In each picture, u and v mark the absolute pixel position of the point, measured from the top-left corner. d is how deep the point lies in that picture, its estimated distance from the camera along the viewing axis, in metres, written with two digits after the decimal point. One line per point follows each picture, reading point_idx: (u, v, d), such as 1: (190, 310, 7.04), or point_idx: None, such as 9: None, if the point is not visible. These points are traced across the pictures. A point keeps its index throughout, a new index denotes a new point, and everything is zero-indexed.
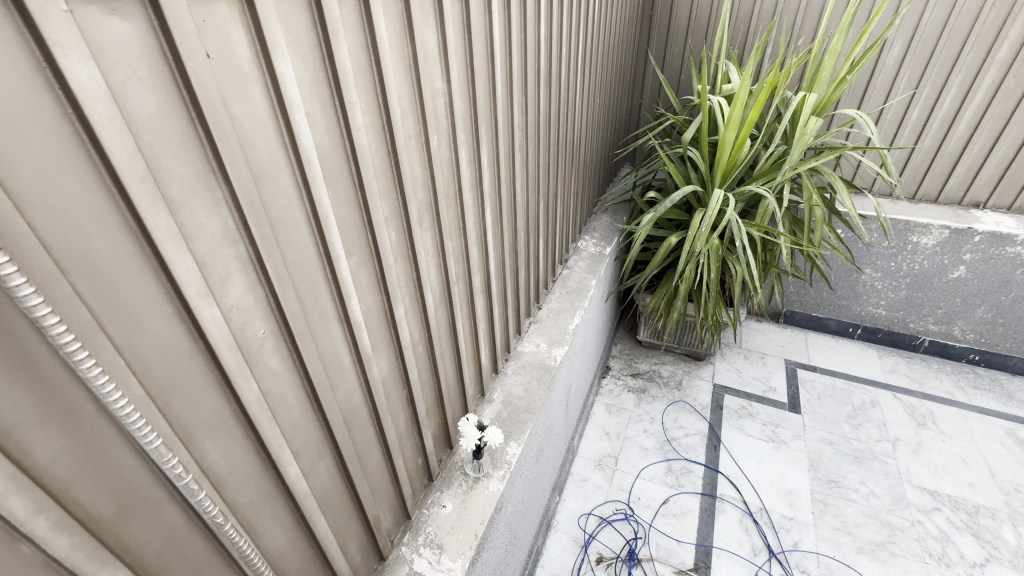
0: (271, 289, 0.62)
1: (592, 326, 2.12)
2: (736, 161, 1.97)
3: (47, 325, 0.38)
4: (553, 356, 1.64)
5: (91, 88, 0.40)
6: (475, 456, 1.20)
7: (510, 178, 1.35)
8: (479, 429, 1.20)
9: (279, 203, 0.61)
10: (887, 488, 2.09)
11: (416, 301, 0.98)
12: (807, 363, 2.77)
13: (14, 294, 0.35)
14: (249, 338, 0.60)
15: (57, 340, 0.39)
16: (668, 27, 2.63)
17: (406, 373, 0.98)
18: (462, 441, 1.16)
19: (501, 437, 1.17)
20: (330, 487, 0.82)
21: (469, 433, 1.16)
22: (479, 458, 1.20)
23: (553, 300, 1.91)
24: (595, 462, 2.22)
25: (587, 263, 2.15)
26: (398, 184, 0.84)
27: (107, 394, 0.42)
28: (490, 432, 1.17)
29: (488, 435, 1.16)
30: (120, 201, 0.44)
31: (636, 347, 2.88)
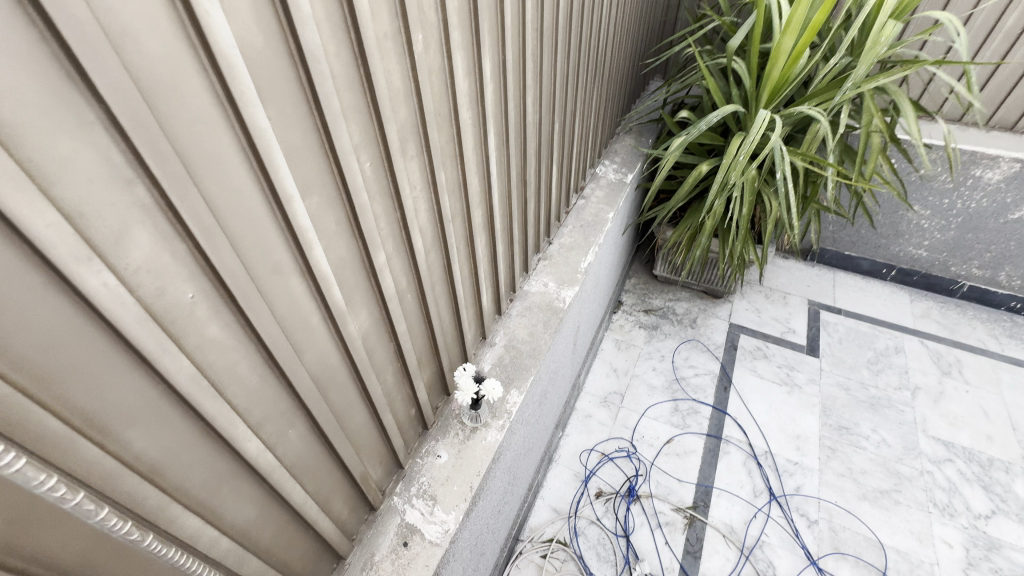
0: (195, 244, 0.48)
1: (606, 262, 1.96)
2: (788, 78, 1.67)
3: None
4: (562, 296, 1.51)
5: None
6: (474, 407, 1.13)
7: (520, 91, 1.13)
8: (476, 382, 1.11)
9: (191, 127, 0.45)
10: (900, 437, 2.04)
11: (402, 244, 0.84)
12: (832, 305, 2.62)
13: None
14: (169, 303, 0.48)
15: None
16: None
17: (392, 326, 0.86)
18: (458, 396, 1.07)
19: (500, 390, 1.09)
20: (305, 451, 0.74)
21: (466, 386, 1.07)
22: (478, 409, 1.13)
23: (565, 235, 1.74)
24: (601, 398, 2.19)
25: (605, 192, 1.94)
26: (371, 100, 0.66)
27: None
28: (488, 384, 1.09)
29: (486, 389, 1.08)
30: None
31: (651, 282, 2.74)
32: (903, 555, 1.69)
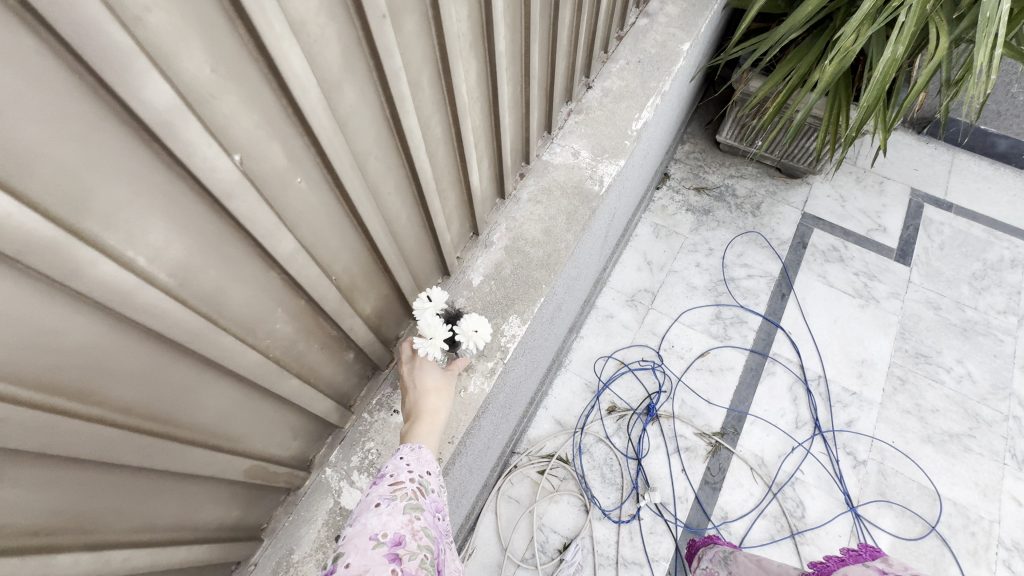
0: None
1: (663, 122, 1.39)
2: None
3: None
4: (598, 174, 1.01)
5: None
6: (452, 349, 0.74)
7: None
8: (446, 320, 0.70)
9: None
10: (989, 372, 1.66)
11: (252, 66, 0.36)
12: (942, 199, 2.03)
13: None
14: None
15: None
16: None
17: (259, 245, 0.43)
18: (422, 349, 0.65)
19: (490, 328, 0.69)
20: (60, 498, 0.37)
21: (433, 329, 0.66)
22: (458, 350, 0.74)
23: (613, 75, 1.15)
24: (627, 296, 1.80)
25: (681, 9, 1.28)
26: None
27: None
28: (468, 319, 0.68)
29: (467, 327, 0.67)
30: None
31: (710, 150, 2.13)
32: (959, 509, 1.45)
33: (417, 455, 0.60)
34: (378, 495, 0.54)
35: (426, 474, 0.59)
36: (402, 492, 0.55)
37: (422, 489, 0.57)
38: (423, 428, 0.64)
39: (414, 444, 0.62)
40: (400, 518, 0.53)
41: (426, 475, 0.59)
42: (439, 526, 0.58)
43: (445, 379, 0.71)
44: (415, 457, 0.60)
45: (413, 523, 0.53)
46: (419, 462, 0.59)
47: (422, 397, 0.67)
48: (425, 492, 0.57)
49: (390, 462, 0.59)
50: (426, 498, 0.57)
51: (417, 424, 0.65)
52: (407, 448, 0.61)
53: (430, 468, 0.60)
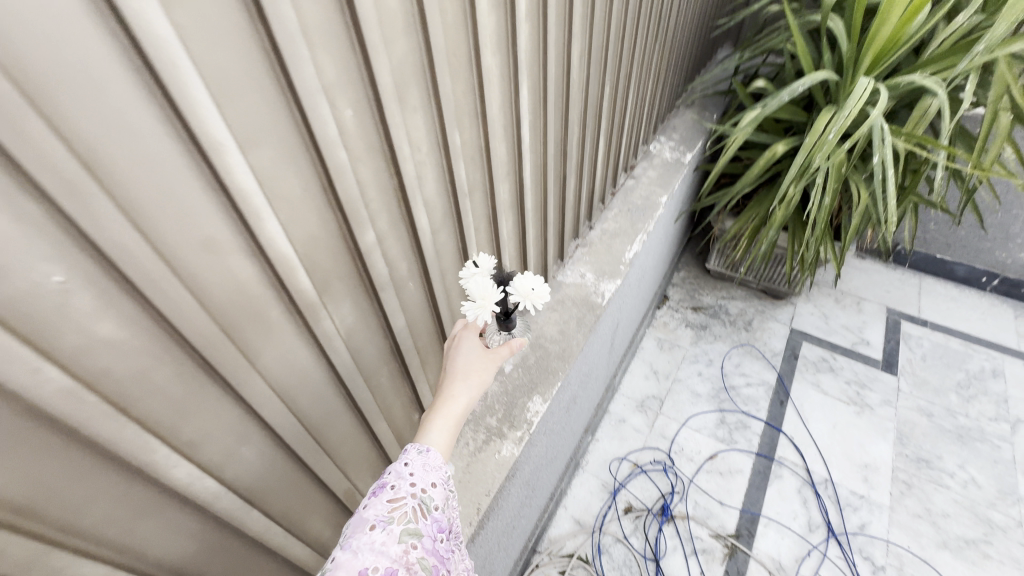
0: (60, 206, 0.33)
1: (653, 253, 1.73)
2: (900, 39, 1.35)
3: None
4: (601, 291, 1.31)
5: None
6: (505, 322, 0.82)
7: (565, 39, 0.93)
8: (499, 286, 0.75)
9: (19, 1, 0.28)
10: (994, 478, 1.73)
11: (405, 221, 0.68)
12: (916, 316, 2.28)
13: None
14: (23, 288, 0.33)
15: None
16: None
17: (388, 320, 0.72)
18: (473, 314, 0.70)
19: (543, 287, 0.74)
20: (261, 469, 0.60)
21: (484, 293, 0.70)
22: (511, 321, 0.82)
23: (609, 220, 1.53)
24: (637, 402, 1.99)
25: (658, 173, 1.71)
26: (353, 29, 0.49)
27: None
28: (519, 282, 0.73)
29: (521, 290, 0.73)
30: None
31: (702, 277, 2.48)
32: None
33: (421, 465, 0.63)
34: (375, 514, 0.57)
35: (427, 487, 0.62)
36: (399, 514, 0.58)
37: (422, 507, 0.60)
38: (436, 423, 0.68)
39: (422, 446, 0.65)
40: (394, 548, 0.55)
41: (427, 489, 0.62)
42: (438, 547, 0.59)
43: (474, 367, 0.74)
44: (418, 469, 0.62)
45: (408, 553, 0.56)
46: (422, 472, 0.63)
47: (446, 384, 0.72)
48: (424, 510, 0.60)
49: (393, 473, 0.62)
50: (424, 519, 0.60)
51: (431, 419, 0.68)
52: (414, 452, 0.64)
53: (431, 481, 0.63)
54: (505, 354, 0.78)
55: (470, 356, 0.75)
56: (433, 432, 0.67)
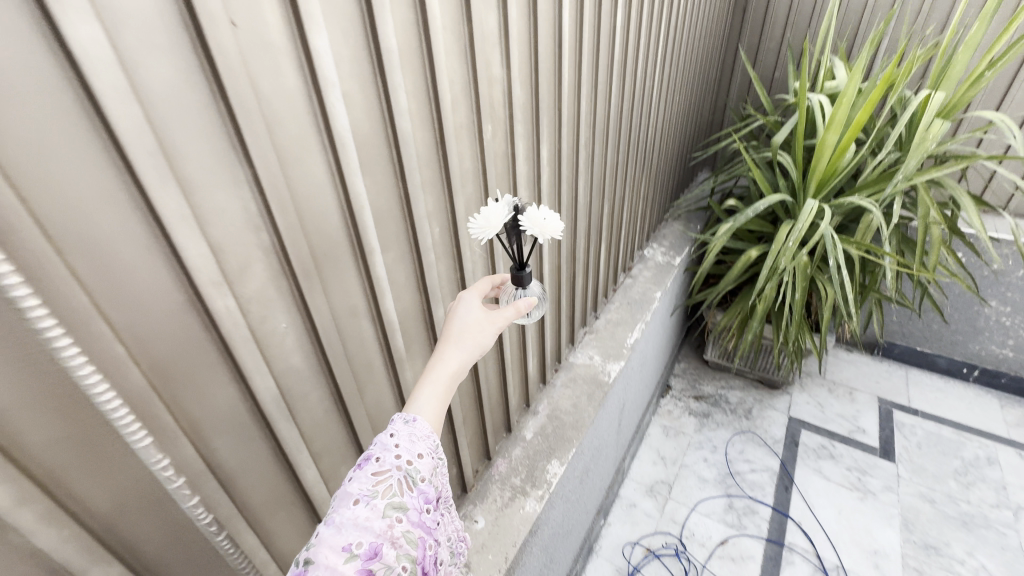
0: (296, 282, 0.58)
1: (653, 342, 1.95)
2: (836, 170, 1.71)
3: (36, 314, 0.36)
4: (608, 371, 1.52)
5: (93, 49, 0.36)
6: (518, 276, 0.73)
7: (574, 175, 1.27)
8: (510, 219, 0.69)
9: (307, 179, 0.56)
10: (1004, 566, 1.75)
11: None
12: (907, 405, 2.41)
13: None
14: (269, 328, 0.56)
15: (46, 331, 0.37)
16: (764, 17, 2.43)
17: None
18: (478, 235, 0.67)
19: (558, 225, 0.66)
20: None
21: (491, 220, 0.66)
22: (525, 275, 0.73)
23: (612, 311, 1.79)
24: (647, 487, 2.07)
25: (652, 273, 2.00)
26: (445, 178, 0.78)
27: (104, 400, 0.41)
28: (531, 214, 0.66)
29: (531, 223, 0.65)
30: (130, 178, 0.41)
31: (701, 368, 2.66)
32: None
33: (407, 436, 0.58)
34: (357, 488, 0.53)
35: (414, 458, 0.57)
36: (383, 488, 0.53)
37: (408, 479, 0.56)
38: (423, 392, 0.62)
39: (408, 416, 0.60)
40: (378, 523, 0.51)
41: (414, 460, 0.57)
42: (427, 519, 0.55)
43: (471, 329, 0.66)
44: (405, 441, 0.58)
45: (393, 527, 0.52)
46: (408, 443, 0.58)
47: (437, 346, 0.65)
48: (409, 483, 0.56)
49: (378, 444, 0.57)
50: (411, 491, 0.55)
51: (419, 386, 0.62)
52: (400, 422, 0.59)
53: (418, 452, 0.58)
54: (508, 314, 0.68)
55: (469, 317, 0.67)
56: (420, 402, 0.61)
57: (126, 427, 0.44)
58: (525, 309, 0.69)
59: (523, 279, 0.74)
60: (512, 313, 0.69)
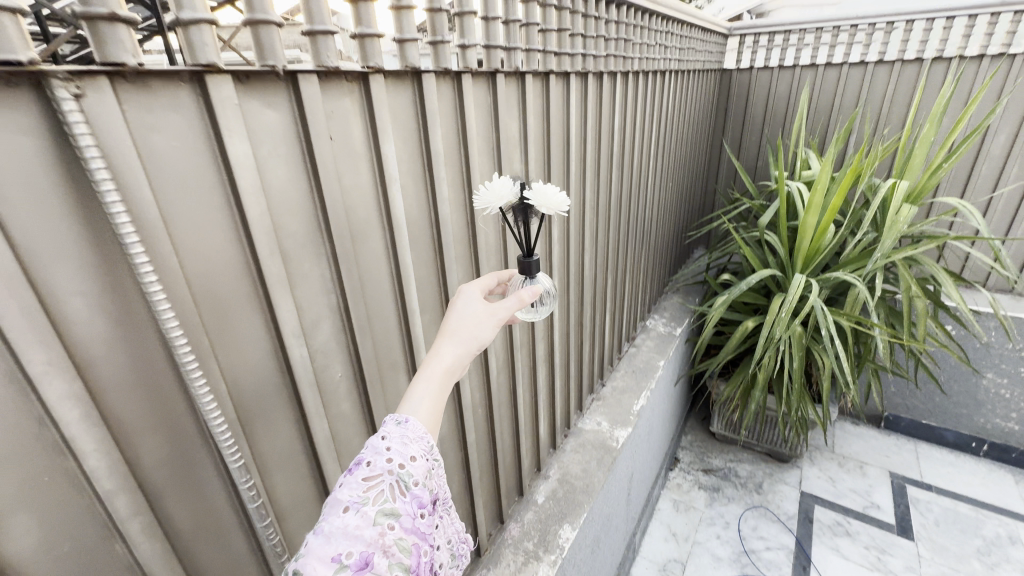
0: (353, 337, 0.68)
1: (659, 410, 2.00)
2: (819, 248, 1.87)
3: (180, 355, 0.45)
4: (616, 436, 1.56)
5: (242, 159, 0.50)
6: (525, 264, 0.75)
7: (581, 251, 1.42)
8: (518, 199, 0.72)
9: (369, 252, 0.68)
10: None
11: (480, 362, 1.03)
12: (920, 480, 2.38)
13: (163, 325, 0.44)
14: (329, 376, 0.66)
15: (185, 369, 0.46)
16: (744, 116, 2.75)
17: (463, 433, 1.01)
18: (485, 205, 0.71)
19: (564, 200, 0.70)
20: None
21: (498, 194, 0.70)
22: (532, 262, 0.75)
23: (617, 378, 1.87)
24: (659, 565, 2.00)
25: (655, 343, 2.09)
26: (474, 253, 0.92)
27: (216, 429, 0.49)
28: (538, 188, 0.70)
29: (536, 196, 0.69)
30: (248, 252, 0.53)
31: (708, 440, 2.66)
32: None
33: (399, 439, 0.55)
34: (347, 495, 0.50)
35: (406, 462, 0.54)
36: (374, 494, 0.50)
37: (401, 484, 0.53)
38: (417, 391, 0.59)
39: (401, 417, 0.57)
40: (369, 531, 0.48)
41: (406, 464, 0.54)
42: (420, 525, 0.52)
43: (467, 324, 0.64)
44: (397, 443, 0.54)
45: (385, 535, 0.49)
46: (400, 446, 0.54)
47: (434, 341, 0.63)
48: (402, 488, 0.53)
49: (368, 448, 0.54)
50: (403, 496, 0.52)
51: (413, 383, 0.60)
52: (392, 424, 0.56)
53: (411, 455, 0.55)
54: (507, 309, 0.67)
55: (469, 311, 0.66)
56: (413, 400, 0.59)
57: (230, 457, 0.51)
58: (529, 299, 0.69)
59: (531, 267, 0.76)
60: (516, 303, 0.67)
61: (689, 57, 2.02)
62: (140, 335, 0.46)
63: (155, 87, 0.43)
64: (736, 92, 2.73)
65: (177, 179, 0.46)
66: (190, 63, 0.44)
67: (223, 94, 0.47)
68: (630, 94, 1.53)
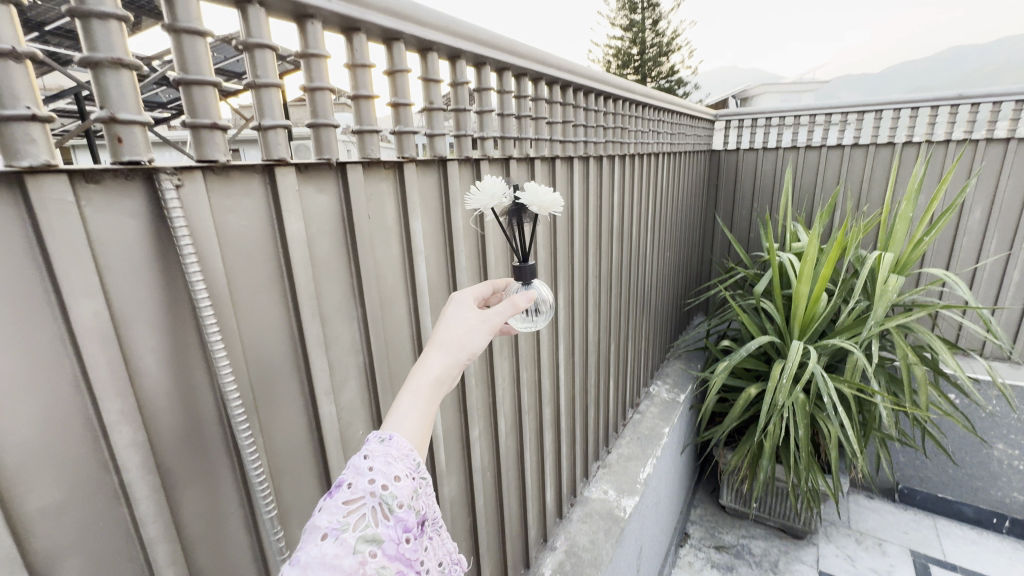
0: (375, 395, 0.73)
1: (666, 480, 1.96)
2: (814, 316, 1.93)
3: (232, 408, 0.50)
4: (623, 505, 1.53)
5: (296, 234, 0.57)
6: (520, 270, 0.71)
7: (584, 318, 1.50)
8: (511, 201, 0.72)
9: (394, 316, 0.75)
10: None
11: (489, 424, 1.06)
12: (943, 560, 2.26)
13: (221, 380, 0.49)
14: (352, 434, 0.70)
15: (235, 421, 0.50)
16: (734, 192, 2.95)
17: (472, 497, 1.01)
18: (478, 205, 0.70)
19: (555, 198, 0.70)
20: None
21: (491, 193, 0.69)
22: (526, 267, 0.71)
23: (623, 445, 1.86)
24: None
25: (658, 409, 2.09)
26: None
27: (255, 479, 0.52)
28: (530, 188, 0.70)
29: (529, 195, 0.70)
30: (293, 315, 0.59)
31: (718, 514, 2.56)
32: None
33: (382, 457, 0.47)
34: (324, 520, 0.42)
35: (391, 482, 0.46)
36: (355, 518, 0.43)
37: (385, 507, 0.45)
38: (402, 405, 0.51)
39: (384, 434, 0.49)
40: (348, 561, 0.41)
41: (392, 484, 0.46)
42: (406, 551, 0.45)
43: (459, 332, 0.58)
44: (380, 462, 0.47)
45: (365, 565, 0.41)
46: (384, 465, 0.47)
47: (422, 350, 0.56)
48: (386, 510, 0.45)
49: (349, 467, 0.47)
50: (387, 520, 0.45)
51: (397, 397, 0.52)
52: (376, 441, 0.48)
53: (396, 475, 0.47)
54: (504, 314, 0.61)
55: (459, 320, 0.59)
56: (398, 415, 0.51)
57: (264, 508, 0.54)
58: (524, 304, 0.63)
59: (525, 274, 0.73)
60: (510, 309, 0.61)
61: (679, 141, 2.22)
62: (194, 391, 0.51)
63: (234, 177, 0.51)
64: (725, 171, 2.94)
65: (243, 253, 0.53)
66: (264, 157, 0.53)
67: (286, 182, 0.56)
68: (627, 174, 1.68)
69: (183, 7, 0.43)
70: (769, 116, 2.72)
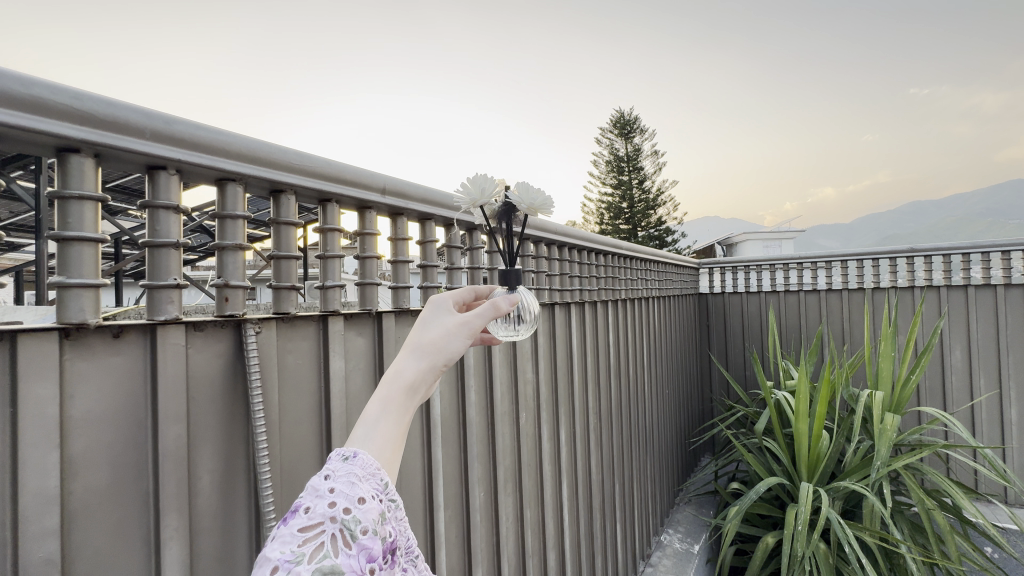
0: None
1: None
2: (819, 456, 1.90)
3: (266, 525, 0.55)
4: None
5: (337, 370, 0.69)
6: (506, 273, 0.72)
7: (587, 457, 1.52)
8: (499, 203, 0.75)
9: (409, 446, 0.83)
10: None
11: (492, 569, 1.04)
12: None
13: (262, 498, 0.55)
14: None
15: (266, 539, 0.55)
16: (724, 333, 3.12)
17: None
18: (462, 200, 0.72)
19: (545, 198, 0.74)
20: None
21: (480, 187, 0.72)
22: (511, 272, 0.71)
23: None
24: None
25: (672, 563, 1.95)
26: (492, 451, 1.07)
27: None
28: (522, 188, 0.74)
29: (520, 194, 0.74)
30: (325, 441, 0.67)
31: None
32: None
33: (347, 472, 0.38)
34: (273, 552, 0.33)
35: (355, 504, 0.36)
36: (311, 546, 0.33)
37: (346, 533, 0.35)
38: (370, 416, 0.42)
39: (348, 451, 0.39)
40: None
41: (356, 506, 0.36)
42: None
43: (439, 335, 0.49)
44: (343, 477, 0.37)
45: None
46: (349, 483, 0.37)
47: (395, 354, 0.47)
48: (348, 538, 0.35)
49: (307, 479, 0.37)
50: (349, 550, 0.35)
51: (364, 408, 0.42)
52: (338, 459, 0.39)
53: (361, 495, 0.37)
54: (491, 313, 0.53)
55: (437, 324, 0.50)
56: (364, 427, 0.41)
57: None
58: (507, 308, 0.55)
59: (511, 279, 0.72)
60: (492, 312, 0.53)
61: (667, 287, 2.45)
62: (232, 510, 0.57)
63: (297, 324, 0.65)
64: (714, 314, 3.16)
65: (295, 387, 0.64)
66: (322, 308, 0.67)
67: (336, 328, 0.69)
68: (620, 317, 1.84)
69: (285, 208, 0.61)
70: (746, 265, 3.02)
